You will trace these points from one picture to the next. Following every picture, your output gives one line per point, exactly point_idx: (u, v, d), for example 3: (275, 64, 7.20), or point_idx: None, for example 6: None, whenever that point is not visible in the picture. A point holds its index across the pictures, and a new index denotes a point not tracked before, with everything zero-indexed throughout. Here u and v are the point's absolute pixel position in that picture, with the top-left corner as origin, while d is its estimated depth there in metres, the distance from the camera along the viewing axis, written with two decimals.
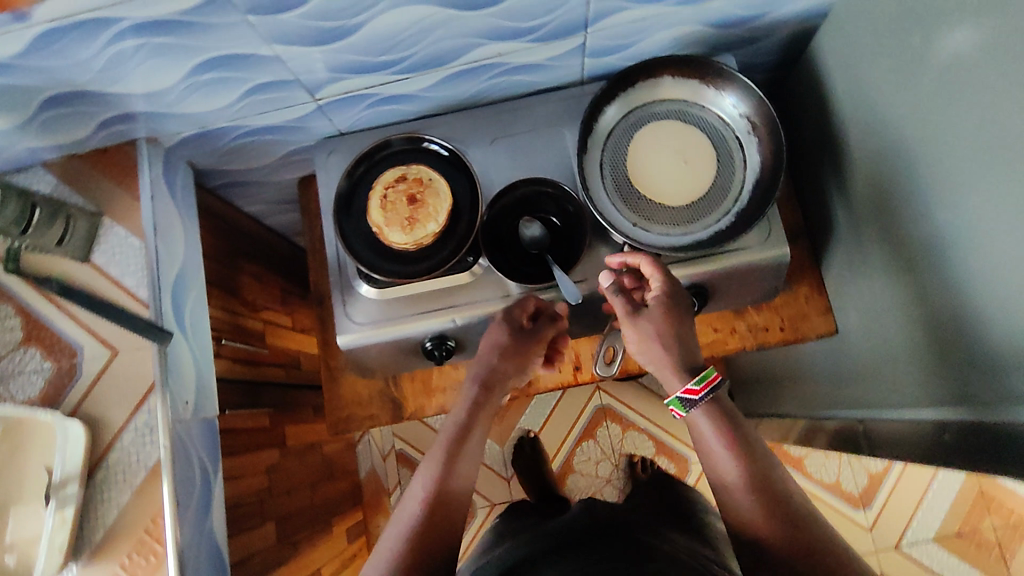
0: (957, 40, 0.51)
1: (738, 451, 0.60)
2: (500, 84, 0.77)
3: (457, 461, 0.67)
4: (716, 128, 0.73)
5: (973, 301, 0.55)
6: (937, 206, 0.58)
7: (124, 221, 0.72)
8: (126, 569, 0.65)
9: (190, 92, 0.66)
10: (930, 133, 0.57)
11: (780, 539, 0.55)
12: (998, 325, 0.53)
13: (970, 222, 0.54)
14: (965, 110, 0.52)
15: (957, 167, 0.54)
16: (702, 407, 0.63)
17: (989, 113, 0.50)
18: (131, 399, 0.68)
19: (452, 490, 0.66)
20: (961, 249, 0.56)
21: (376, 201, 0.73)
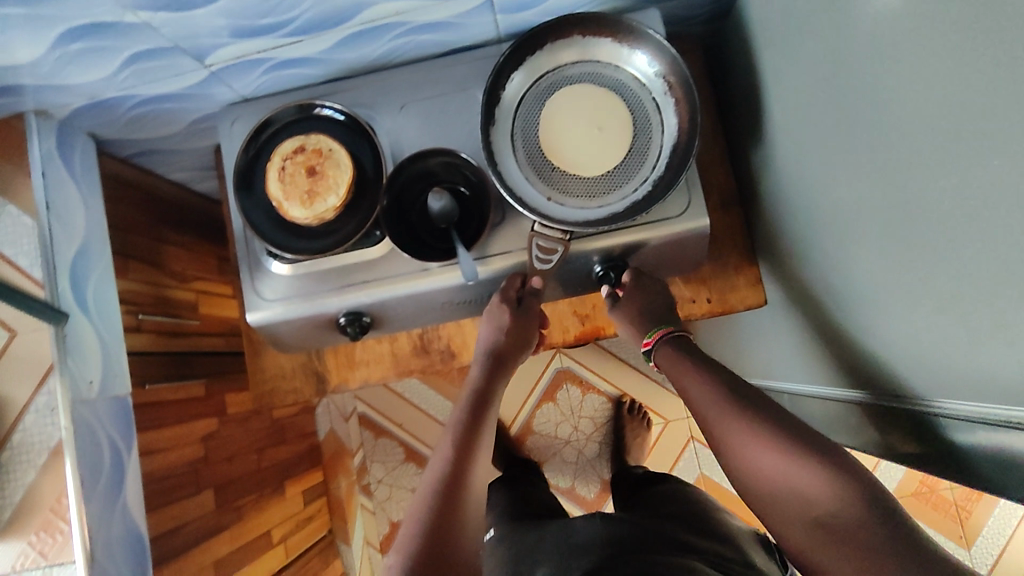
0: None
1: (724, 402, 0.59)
2: (408, 44, 0.72)
3: (468, 436, 0.66)
4: (632, 90, 0.69)
5: (903, 277, 0.52)
6: (863, 177, 0.54)
7: (16, 199, 0.71)
8: (34, 545, 0.67)
9: (66, 63, 0.62)
10: (854, 99, 0.52)
11: (804, 480, 0.53)
12: (931, 310, 0.49)
13: (891, 198, 0.50)
14: (885, 76, 0.47)
15: (878, 137, 0.50)
16: (665, 349, 0.68)
17: (903, 79, 0.45)
18: (33, 378, 0.69)
19: (463, 473, 0.63)
20: (885, 225, 0.52)
21: (275, 174, 0.70)
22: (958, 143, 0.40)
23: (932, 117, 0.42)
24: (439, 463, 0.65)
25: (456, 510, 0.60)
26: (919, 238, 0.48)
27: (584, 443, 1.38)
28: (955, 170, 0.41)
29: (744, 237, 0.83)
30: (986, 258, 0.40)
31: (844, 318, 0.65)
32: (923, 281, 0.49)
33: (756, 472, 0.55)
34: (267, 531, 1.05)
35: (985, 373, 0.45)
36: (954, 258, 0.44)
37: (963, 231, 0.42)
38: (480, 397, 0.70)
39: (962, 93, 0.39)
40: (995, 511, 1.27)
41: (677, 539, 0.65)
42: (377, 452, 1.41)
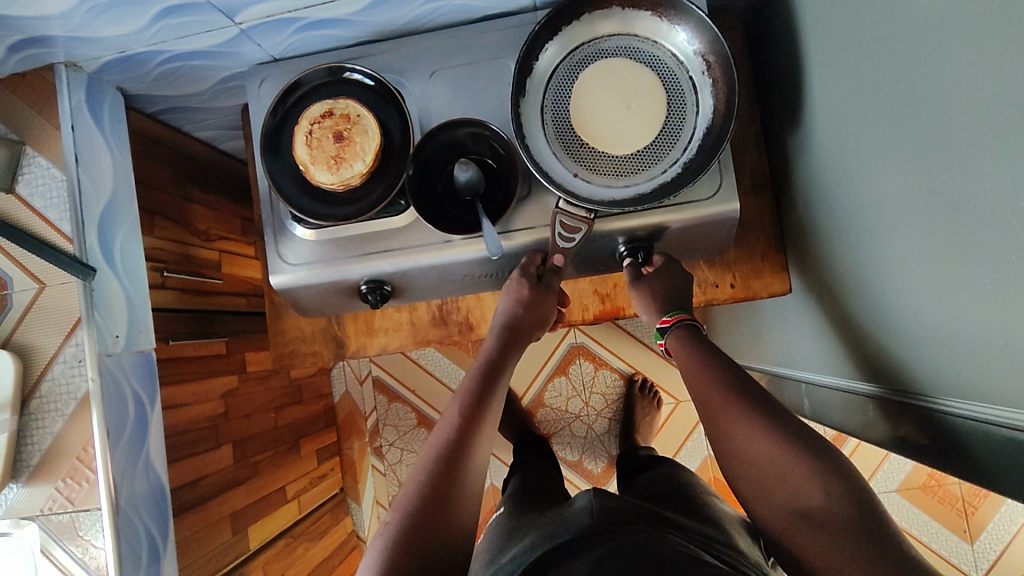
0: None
1: (729, 388, 0.60)
2: (440, 9, 0.71)
3: (474, 405, 0.66)
4: (668, 67, 0.67)
5: (932, 275, 0.51)
6: (901, 169, 0.52)
7: (47, 151, 0.71)
8: (61, 491, 0.69)
9: (95, 15, 0.62)
10: (899, 89, 0.50)
11: (791, 474, 0.53)
12: (957, 307, 0.48)
13: (927, 192, 0.49)
14: (935, 68, 0.44)
15: (918, 129, 0.48)
16: (676, 332, 0.69)
17: (946, 70, 0.43)
18: (61, 329, 0.70)
19: (468, 441, 0.62)
20: (918, 220, 0.51)
21: (302, 138, 0.69)
22: (999, 142, 0.39)
23: (976, 110, 0.41)
24: (443, 425, 0.64)
25: (458, 468, 0.60)
26: (951, 238, 0.47)
27: (595, 418, 1.39)
28: (993, 169, 0.40)
29: (773, 221, 0.81)
30: (1014, 259, 0.40)
31: (866, 311, 0.64)
32: (951, 280, 0.48)
33: (746, 458, 0.56)
34: (281, 487, 1.08)
35: (1003, 377, 0.44)
36: (985, 256, 0.43)
37: (996, 231, 0.41)
38: (491, 368, 0.70)
39: (1005, 90, 0.37)
40: (1002, 509, 1.27)
41: (656, 512, 0.62)
42: (391, 416, 1.43)
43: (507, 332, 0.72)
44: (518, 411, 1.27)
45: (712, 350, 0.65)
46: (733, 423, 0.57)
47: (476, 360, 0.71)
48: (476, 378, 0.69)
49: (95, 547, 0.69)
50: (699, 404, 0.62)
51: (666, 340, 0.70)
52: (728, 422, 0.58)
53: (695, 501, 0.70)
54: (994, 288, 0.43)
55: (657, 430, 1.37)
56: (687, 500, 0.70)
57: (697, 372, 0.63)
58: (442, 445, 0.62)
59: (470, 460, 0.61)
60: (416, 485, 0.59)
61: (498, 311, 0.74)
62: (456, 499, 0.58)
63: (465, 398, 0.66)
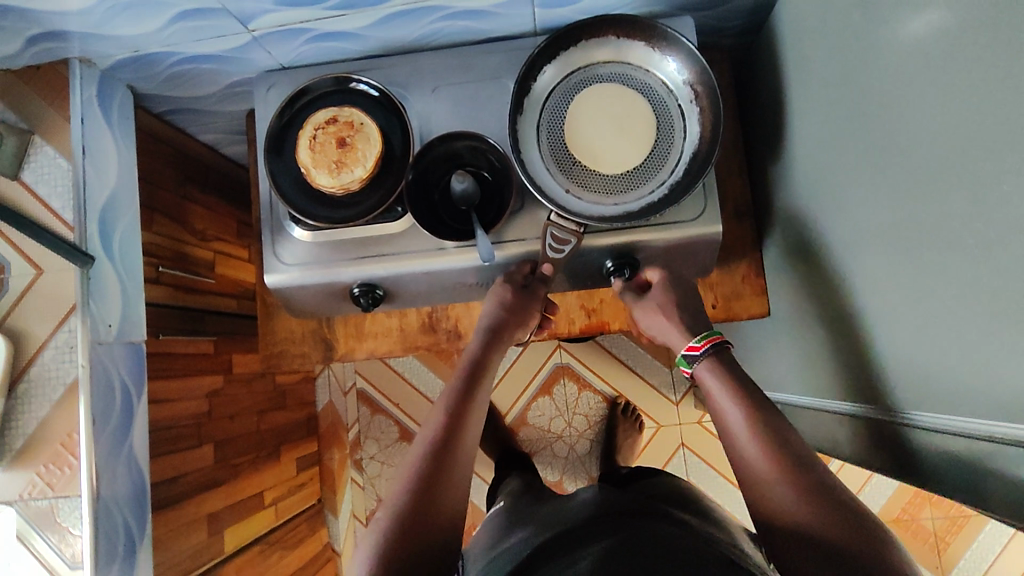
0: (897, 20, 0.48)
1: (756, 421, 0.58)
2: (445, 29, 0.75)
3: (458, 409, 0.66)
4: (658, 94, 0.71)
5: (896, 296, 0.54)
6: (869, 196, 0.55)
7: (54, 141, 0.73)
8: (42, 476, 0.69)
9: (114, 14, 0.64)
10: (872, 121, 0.54)
11: (804, 508, 0.51)
12: (920, 324, 0.51)
13: (895, 216, 0.52)
14: (904, 99, 0.48)
15: (887, 159, 0.52)
16: (704, 362, 0.66)
17: (916, 102, 0.47)
18: (54, 316, 0.71)
19: (453, 443, 0.63)
20: (886, 243, 0.54)
21: (305, 141, 0.72)
22: (964, 167, 0.42)
23: (941, 138, 0.44)
24: (429, 430, 0.65)
25: (444, 471, 0.61)
26: (914, 259, 0.50)
27: (576, 440, 1.40)
28: (956, 192, 0.43)
29: (756, 247, 0.84)
30: (973, 275, 0.43)
31: (838, 334, 0.66)
32: (913, 300, 0.51)
33: (761, 492, 0.54)
34: (259, 492, 1.08)
35: (965, 389, 0.46)
36: (947, 274, 0.46)
37: (957, 250, 0.44)
38: (478, 372, 0.71)
39: (970, 116, 0.41)
40: (973, 546, 1.29)
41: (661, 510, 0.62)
42: (373, 428, 1.43)
43: (492, 335, 0.74)
44: (501, 427, 1.28)
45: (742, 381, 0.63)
46: (738, 446, 0.58)
47: (459, 364, 0.72)
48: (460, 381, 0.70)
49: (73, 535, 0.69)
50: (723, 437, 0.61)
51: (693, 368, 0.67)
52: (734, 447, 0.59)
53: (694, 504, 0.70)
54: (954, 304, 0.46)
55: (638, 453, 1.38)
56: (684, 502, 0.71)
57: (709, 393, 0.64)
58: (428, 448, 0.63)
59: (456, 465, 0.62)
60: (403, 490, 0.59)
61: (484, 316, 0.76)
62: (441, 502, 0.59)
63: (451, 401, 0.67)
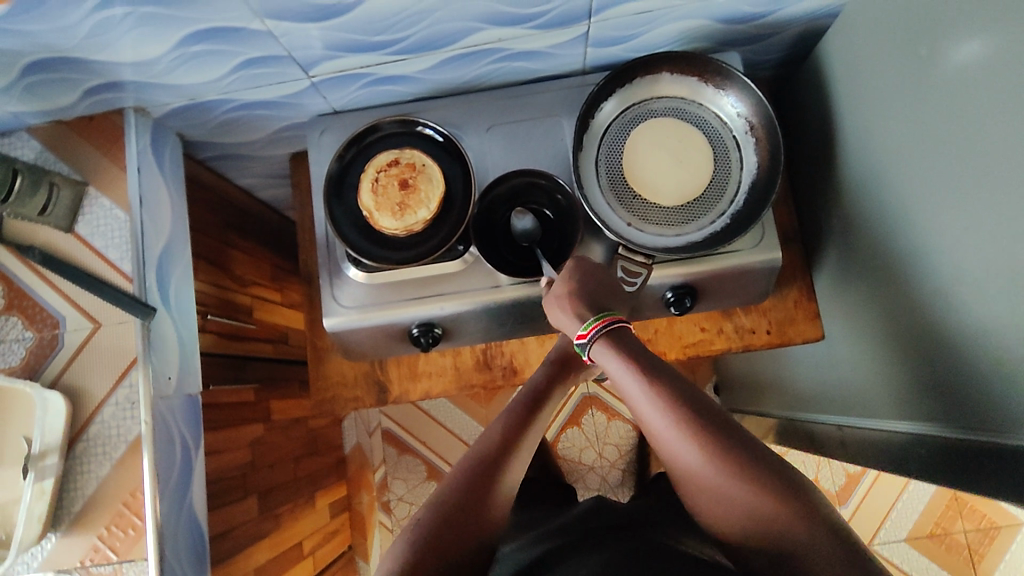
0: (982, 51, 0.50)
1: (671, 405, 0.53)
2: (500, 70, 0.76)
3: (517, 426, 0.65)
4: (713, 127, 0.73)
5: (983, 317, 0.55)
6: (958, 219, 0.56)
7: (109, 193, 0.71)
8: (104, 540, 0.66)
9: (179, 63, 0.64)
10: (952, 146, 0.55)
11: (747, 501, 0.49)
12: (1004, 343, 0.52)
13: (986, 234, 0.53)
14: (988, 122, 0.50)
15: (972, 180, 0.53)
16: (602, 343, 0.60)
17: (1005, 123, 0.48)
18: (113, 371, 0.68)
19: (507, 457, 0.61)
20: (972, 265, 0.55)
21: (368, 185, 0.72)
22: None
23: None
24: (482, 440, 0.63)
25: (488, 485, 0.59)
26: (1004, 281, 0.51)
27: (608, 470, 1.39)
28: None
29: (805, 271, 0.85)
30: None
31: (908, 352, 0.67)
32: (1004, 316, 0.52)
33: (700, 482, 0.52)
34: (298, 542, 1.04)
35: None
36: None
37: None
38: (538, 398, 0.69)
39: None
40: (1007, 556, 1.29)
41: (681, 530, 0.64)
42: (400, 469, 1.41)
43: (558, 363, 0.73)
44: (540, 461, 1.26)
45: (632, 352, 0.58)
46: (677, 443, 0.53)
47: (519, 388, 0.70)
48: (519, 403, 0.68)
49: None
50: (646, 426, 0.56)
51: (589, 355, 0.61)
52: (672, 442, 0.53)
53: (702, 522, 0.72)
54: None
55: None
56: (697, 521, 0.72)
57: (630, 388, 0.57)
58: (477, 455, 0.61)
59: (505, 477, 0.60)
60: (441, 497, 0.58)
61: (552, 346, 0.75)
62: (486, 506, 0.58)
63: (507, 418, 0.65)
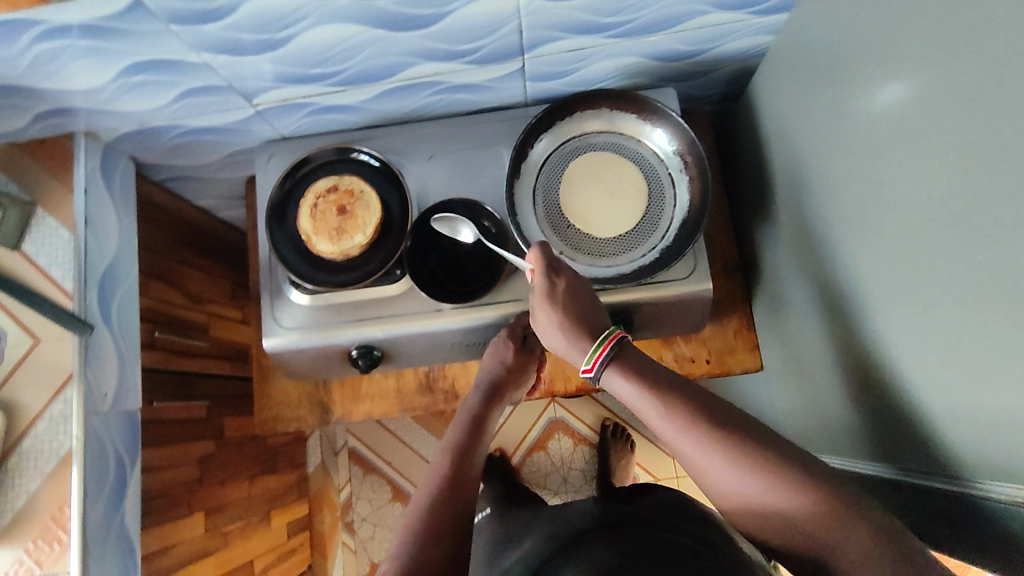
0: (882, 97, 0.52)
1: (680, 410, 0.52)
2: (442, 101, 0.78)
3: (461, 460, 0.64)
4: (650, 163, 0.75)
5: (897, 351, 0.56)
6: (873, 260, 0.57)
7: (57, 212, 0.74)
8: (30, 553, 0.67)
9: (124, 91, 0.67)
10: (865, 187, 0.57)
11: (772, 495, 0.47)
12: (922, 376, 0.53)
13: (896, 275, 0.54)
14: (894, 165, 0.52)
15: (883, 221, 0.55)
16: (613, 366, 0.58)
17: (910, 168, 0.49)
18: (49, 387, 0.70)
19: (457, 492, 0.60)
20: (885, 301, 0.57)
21: (307, 210, 0.74)
22: (963, 233, 0.44)
23: (935, 204, 0.47)
24: (432, 476, 0.62)
25: (451, 514, 0.57)
26: (912, 318, 0.52)
27: (573, 495, 1.38)
28: (959, 258, 0.45)
29: (746, 301, 0.87)
30: (977, 339, 0.45)
31: (840, 386, 0.68)
32: (918, 355, 0.53)
33: (717, 484, 0.50)
34: (248, 560, 1.04)
35: (972, 443, 0.48)
36: (943, 334, 0.49)
37: (955, 314, 0.47)
38: (475, 426, 0.69)
39: (963, 185, 0.44)
40: None
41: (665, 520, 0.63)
42: (365, 489, 1.41)
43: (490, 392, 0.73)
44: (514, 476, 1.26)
45: (652, 376, 0.55)
46: (695, 460, 0.51)
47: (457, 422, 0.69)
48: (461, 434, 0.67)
49: None
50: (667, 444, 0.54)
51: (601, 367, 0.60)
52: (691, 459, 0.52)
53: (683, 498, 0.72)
54: (959, 366, 0.47)
55: None
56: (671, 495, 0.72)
57: (630, 398, 0.56)
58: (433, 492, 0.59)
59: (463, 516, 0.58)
60: (413, 530, 0.55)
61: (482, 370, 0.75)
62: (447, 545, 0.54)
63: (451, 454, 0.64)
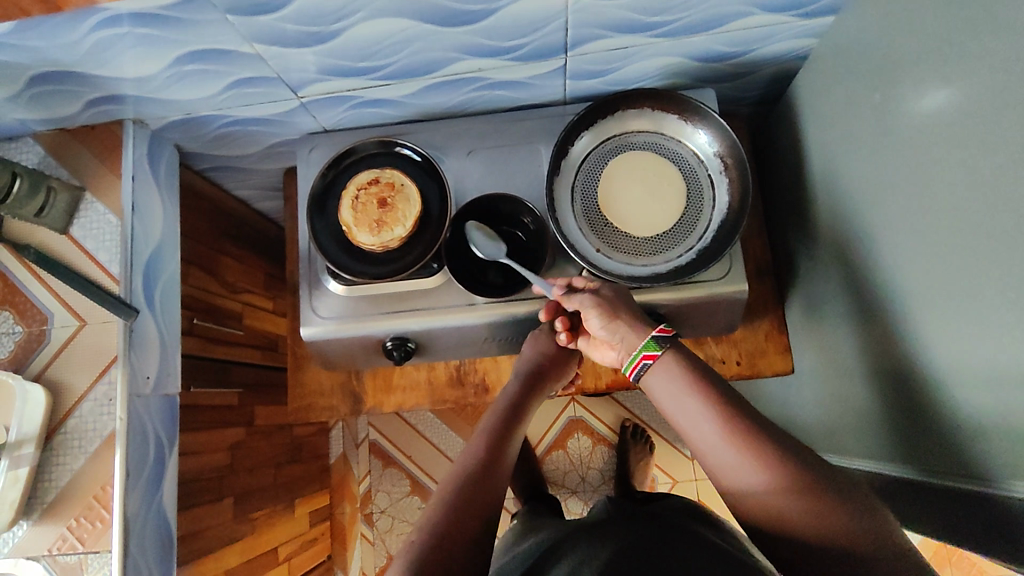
0: (927, 101, 0.52)
1: (739, 426, 0.50)
2: (483, 97, 0.79)
3: (500, 443, 0.63)
4: (689, 164, 0.75)
5: (935, 356, 0.56)
6: (911, 265, 0.57)
7: (104, 198, 0.75)
8: (72, 530, 0.69)
9: (175, 80, 0.68)
10: (907, 189, 0.57)
11: (807, 513, 0.47)
12: (959, 381, 0.53)
13: (935, 280, 0.54)
14: (935, 169, 0.52)
15: (923, 225, 0.55)
16: (671, 356, 0.56)
17: (952, 171, 0.49)
18: (93, 368, 0.71)
19: (492, 473, 0.59)
20: (923, 305, 0.56)
21: (348, 202, 0.75)
22: (1007, 237, 0.44)
23: (981, 208, 0.47)
24: (467, 454, 0.61)
25: (484, 496, 0.57)
26: (951, 323, 0.52)
27: (592, 494, 1.38)
28: (1003, 263, 0.45)
29: (778, 304, 0.87)
30: (1019, 345, 0.45)
31: (873, 391, 0.68)
32: (956, 360, 0.53)
33: (746, 494, 0.49)
34: (273, 548, 1.05)
35: (1004, 449, 0.48)
36: (986, 339, 0.49)
37: (999, 320, 0.47)
38: (515, 409, 0.68)
39: (1009, 189, 0.44)
40: None
41: (686, 524, 0.61)
42: (385, 482, 1.42)
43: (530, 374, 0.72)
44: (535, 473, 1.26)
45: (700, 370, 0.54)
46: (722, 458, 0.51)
47: (496, 402, 0.69)
48: (500, 416, 0.66)
49: None
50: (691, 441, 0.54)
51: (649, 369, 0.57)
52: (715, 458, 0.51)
53: (709, 511, 0.70)
54: (1001, 371, 0.47)
55: None
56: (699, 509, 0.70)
57: (662, 390, 0.56)
58: (467, 471, 0.59)
59: (496, 499, 0.58)
60: (439, 510, 0.55)
61: (524, 354, 0.74)
62: (475, 526, 0.55)
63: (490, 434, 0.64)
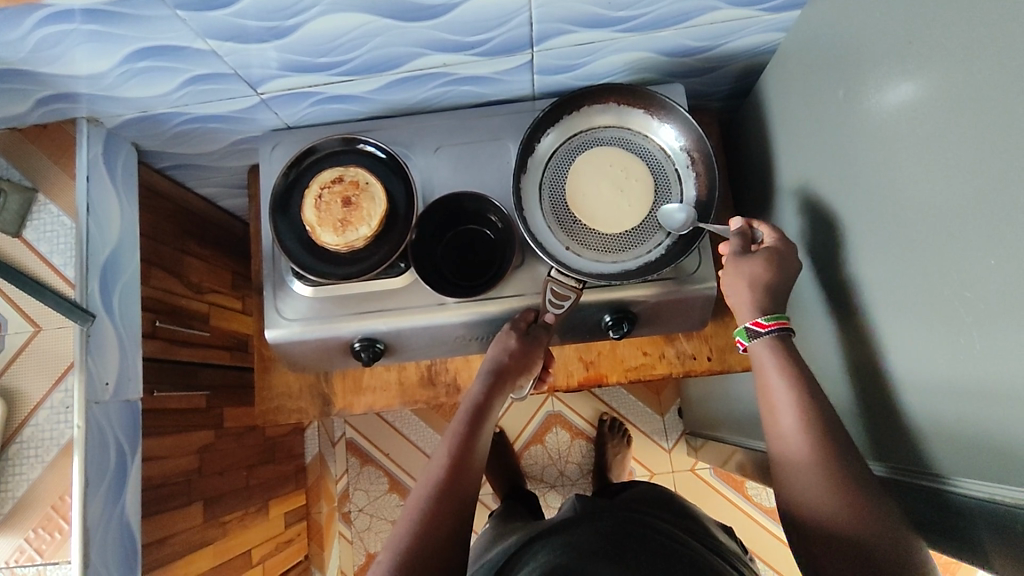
0: (889, 96, 0.52)
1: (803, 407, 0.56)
2: (449, 93, 0.78)
3: (465, 454, 0.62)
4: (656, 159, 0.75)
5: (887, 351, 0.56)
6: (868, 260, 0.58)
7: (59, 199, 0.73)
8: (30, 542, 0.67)
9: (128, 78, 0.66)
10: (868, 184, 0.57)
11: (825, 497, 0.51)
12: (910, 376, 0.53)
13: (889, 274, 0.54)
14: (896, 163, 0.52)
15: (880, 219, 0.55)
16: (766, 340, 0.61)
17: (913, 165, 0.49)
18: (50, 374, 0.69)
19: (457, 489, 0.59)
20: (877, 299, 0.57)
21: (311, 201, 0.73)
22: (961, 232, 0.44)
23: (938, 203, 0.47)
24: (434, 469, 0.61)
25: (448, 513, 0.57)
26: (904, 317, 0.52)
27: (570, 489, 1.38)
28: (954, 258, 0.45)
29: None
30: (969, 340, 0.45)
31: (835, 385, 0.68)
32: (905, 353, 0.53)
33: (788, 465, 0.55)
34: (246, 551, 1.04)
35: (951, 444, 0.49)
36: (936, 335, 0.49)
37: (945, 314, 0.47)
38: (479, 416, 0.67)
39: (965, 184, 0.44)
40: None
41: (647, 517, 0.61)
42: (363, 480, 1.41)
43: (495, 378, 0.70)
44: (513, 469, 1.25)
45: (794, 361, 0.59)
46: (785, 431, 0.56)
47: (462, 410, 0.68)
48: (465, 425, 0.66)
49: None
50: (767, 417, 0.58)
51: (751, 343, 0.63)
52: (779, 429, 0.57)
53: (674, 503, 0.70)
54: (948, 366, 0.48)
55: None
56: (665, 501, 0.70)
57: (760, 361, 0.61)
58: (433, 488, 0.59)
59: (462, 514, 0.58)
60: (406, 531, 0.55)
61: (489, 356, 0.72)
62: (440, 546, 0.55)
63: (455, 446, 0.63)
